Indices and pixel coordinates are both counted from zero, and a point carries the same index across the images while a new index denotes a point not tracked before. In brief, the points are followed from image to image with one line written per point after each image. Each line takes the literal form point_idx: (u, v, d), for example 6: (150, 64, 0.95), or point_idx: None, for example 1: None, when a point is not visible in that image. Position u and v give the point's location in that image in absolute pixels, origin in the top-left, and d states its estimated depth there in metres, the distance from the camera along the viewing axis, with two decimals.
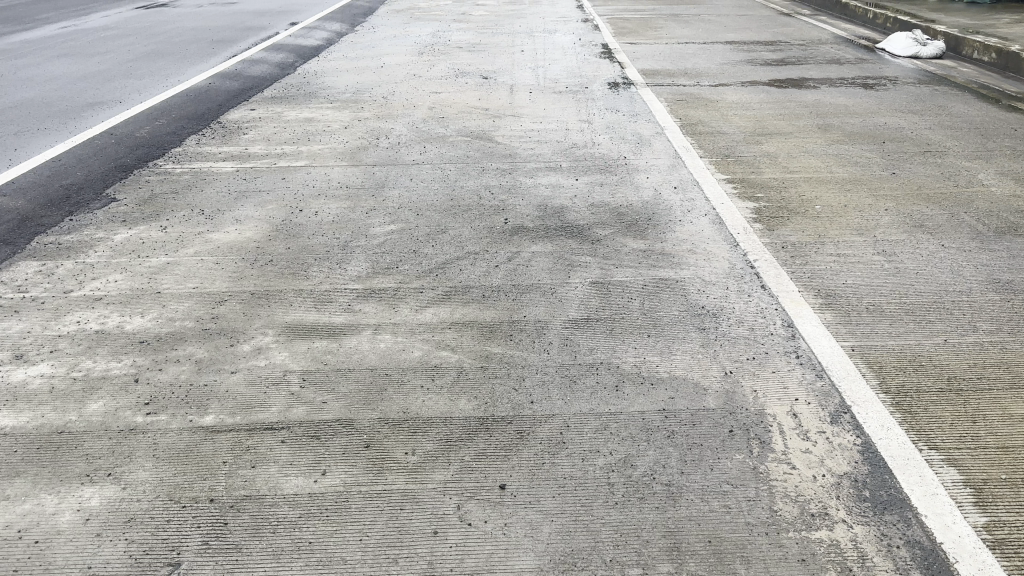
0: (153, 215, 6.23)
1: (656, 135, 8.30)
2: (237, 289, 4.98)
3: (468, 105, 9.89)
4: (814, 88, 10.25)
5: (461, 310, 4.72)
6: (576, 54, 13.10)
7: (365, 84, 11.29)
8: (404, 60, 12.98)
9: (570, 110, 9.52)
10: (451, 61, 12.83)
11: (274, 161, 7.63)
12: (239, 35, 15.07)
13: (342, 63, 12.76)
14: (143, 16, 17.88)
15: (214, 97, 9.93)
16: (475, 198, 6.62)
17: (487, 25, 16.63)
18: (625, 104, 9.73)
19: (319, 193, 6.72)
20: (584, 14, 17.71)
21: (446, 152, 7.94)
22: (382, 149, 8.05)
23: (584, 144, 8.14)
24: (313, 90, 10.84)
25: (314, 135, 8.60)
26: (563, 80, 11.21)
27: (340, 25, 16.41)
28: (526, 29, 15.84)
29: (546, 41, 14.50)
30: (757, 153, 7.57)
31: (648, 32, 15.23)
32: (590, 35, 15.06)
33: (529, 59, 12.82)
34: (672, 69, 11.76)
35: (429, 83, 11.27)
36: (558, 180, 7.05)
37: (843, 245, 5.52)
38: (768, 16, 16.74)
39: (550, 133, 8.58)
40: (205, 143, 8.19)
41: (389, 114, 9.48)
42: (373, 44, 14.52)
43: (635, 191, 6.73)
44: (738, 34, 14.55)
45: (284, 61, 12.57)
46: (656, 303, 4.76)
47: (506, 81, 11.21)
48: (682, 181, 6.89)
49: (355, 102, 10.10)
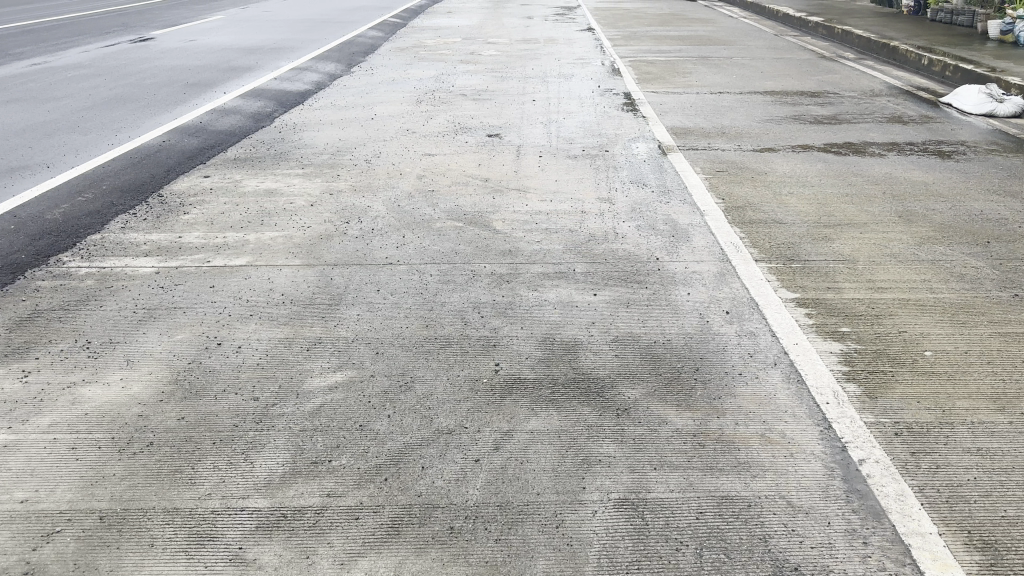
0: (19, 351, 4.67)
1: (695, 223, 6.63)
2: (82, 512, 3.35)
3: (465, 174, 8.29)
4: (880, 158, 8.59)
5: (413, 563, 3.01)
6: (596, 105, 11.48)
7: (349, 141, 9.72)
8: (399, 111, 11.44)
9: (588, 183, 7.90)
10: (452, 112, 11.26)
11: (208, 257, 6.04)
12: (218, 75, 13.60)
13: (329, 113, 11.23)
14: (122, 53, 16.48)
15: (162, 161, 8.40)
16: (459, 323, 4.98)
17: (498, 67, 15.10)
18: (653, 174, 8.09)
19: (251, 312, 5.10)
20: (602, 55, 16.13)
21: (429, 244, 6.32)
22: (350, 238, 6.43)
23: (604, 234, 6.50)
24: (286, 149, 9.28)
25: (269, 215, 7.01)
26: (580, 140, 9.58)
27: (335, 65, 14.93)
28: (540, 73, 14.30)
29: (563, 89, 12.92)
30: (829, 257, 5.90)
31: (676, 77, 13.62)
32: (610, 82, 13.49)
33: (541, 111, 11.23)
34: (706, 127, 10.12)
35: (423, 141, 9.69)
36: (572, 294, 5.39)
37: (984, 431, 3.81)
38: (808, 61, 15.13)
39: (562, 216, 6.94)
40: (131, 228, 6.64)
41: (367, 184, 7.89)
42: (367, 90, 12.97)
43: (674, 315, 5.05)
44: (777, 84, 12.92)
45: (261, 110, 11.05)
46: (719, 555, 3.04)
47: (512, 141, 9.61)
48: (736, 300, 5.20)
49: (330, 167, 8.52)
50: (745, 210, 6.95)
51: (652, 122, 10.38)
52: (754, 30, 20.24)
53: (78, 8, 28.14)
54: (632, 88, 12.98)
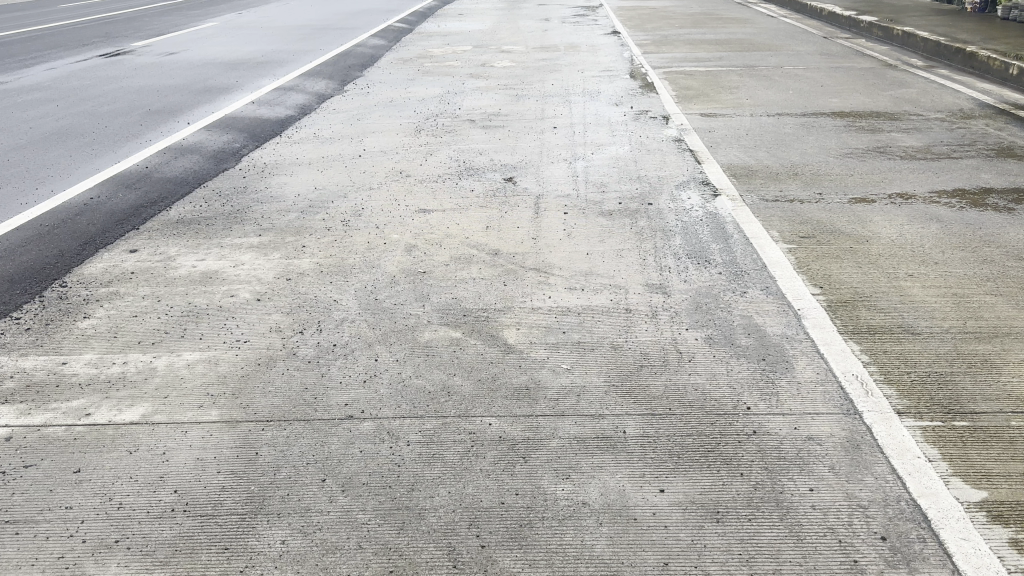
0: None
1: (790, 334, 4.72)
2: None
3: (469, 242, 6.40)
4: (1009, 215, 6.63)
5: None
6: (631, 134, 9.55)
7: (328, 189, 7.85)
8: (395, 145, 9.59)
9: (632, 257, 5.99)
10: (459, 147, 9.39)
11: (91, 406, 4.19)
12: (190, 99, 11.80)
13: (310, 149, 9.39)
14: (91, 71, 14.73)
15: (80, 230, 6.58)
16: (447, 558, 3.07)
17: (514, 83, 13.23)
18: (714, 240, 6.19)
19: (120, 539, 3.23)
20: (632, 66, 14.17)
21: (413, 371, 4.44)
22: (300, 361, 4.55)
23: (662, 353, 4.59)
24: (247, 204, 7.44)
25: (197, 319, 5.14)
26: (616, 187, 7.65)
27: (327, 83, 13.10)
28: (562, 90, 12.39)
29: (589, 111, 10.99)
30: (1006, 407, 3.97)
31: (720, 94, 11.66)
32: (644, 101, 11.58)
33: (565, 143, 9.31)
34: (770, 165, 8.17)
35: (419, 190, 7.81)
36: (625, 481, 3.48)
37: None
38: (871, 71, 13.13)
39: (601, 318, 5.04)
40: (3, 347, 4.81)
41: (339, 262, 6.02)
42: (359, 115, 11.11)
43: (795, 541, 3.13)
44: (842, 103, 10.93)
45: (227, 146, 9.22)
46: None
47: (530, 190, 7.71)
48: (889, 510, 3.29)
49: (296, 232, 6.66)
50: (857, 311, 5.02)
51: (703, 160, 8.44)
52: (797, 33, 18.19)
53: (68, 13, 26.52)
54: (671, 108, 11.01)
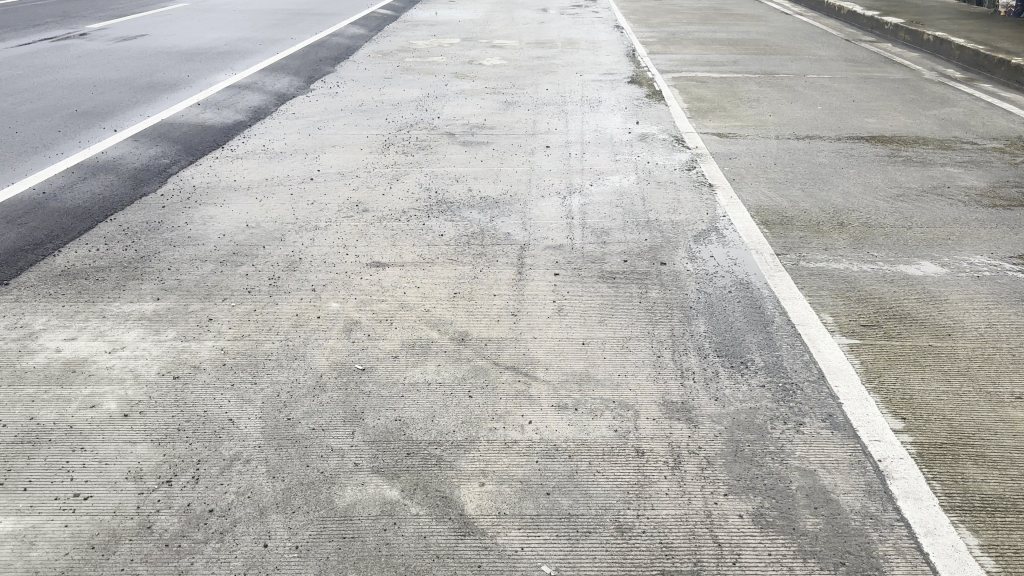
0: None
1: (873, 513, 3.26)
2: None
3: (430, 316, 4.93)
4: None
5: None
6: (636, 161, 8.08)
7: (263, 226, 6.36)
8: (358, 165, 8.09)
9: (641, 348, 4.52)
10: (433, 172, 7.91)
11: None
12: (128, 98, 10.24)
13: (254, 168, 7.88)
14: (30, 57, 13.14)
15: None
16: None
17: (505, 87, 11.72)
18: (749, 327, 4.74)
19: None
20: (636, 69, 12.69)
21: (319, 569, 2.97)
22: (153, 547, 3.09)
23: (690, 541, 3.12)
24: (156, 248, 5.94)
25: (32, 450, 3.68)
26: (619, 236, 6.18)
27: (291, 82, 11.55)
28: (557, 98, 10.90)
29: (589, 125, 9.50)
30: None
31: (737, 108, 10.21)
32: (651, 113, 10.09)
33: (558, 171, 7.83)
34: (808, 210, 6.71)
35: (377, 232, 6.33)
36: None
37: None
38: (906, 86, 11.67)
39: (599, 459, 3.57)
40: None
41: (251, 347, 4.54)
42: (322, 124, 9.60)
43: None
44: (879, 124, 9.47)
45: (154, 165, 7.71)
46: None
47: (513, 236, 6.24)
48: None
49: (207, 294, 5.18)
50: (961, 464, 3.59)
51: (726, 198, 6.98)
52: (817, 35, 16.69)
53: None
54: (682, 124, 9.54)
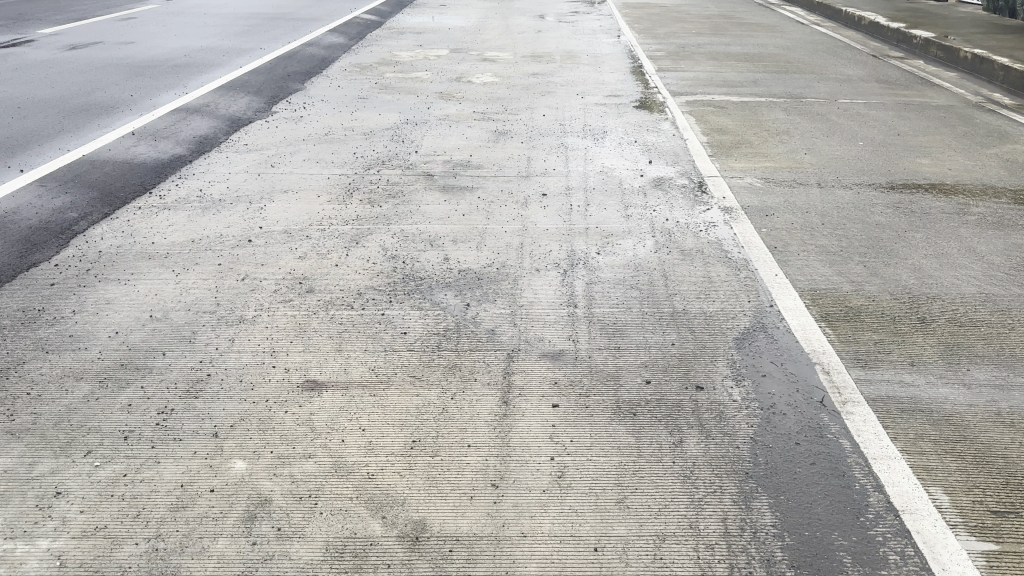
0: None
1: None
2: None
3: (373, 486, 3.45)
4: None
5: None
6: (652, 218, 6.64)
7: (172, 318, 4.91)
8: (311, 219, 6.62)
9: (680, 560, 3.06)
10: (402, 229, 6.45)
11: None
12: (53, 125, 8.74)
13: (182, 225, 6.40)
14: None
15: None
16: None
17: (495, 112, 10.27)
18: (833, 519, 3.28)
19: None
20: (644, 91, 11.26)
21: None
22: None
23: None
24: (22, 355, 4.47)
25: None
26: (636, 335, 4.74)
27: (249, 106, 10.09)
28: (555, 129, 9.47)
29: (592, 166, 8.05)
30: None
31: (765, 142, 8.79)
32: (664, 148, 8.66)
33: (556, 233, 6.39)
34: (873, 299, 5.29)
35: (320, 325, 4.87)
36: None
37: None
38: (954, 115, 10.24)
39: None
40: None
41: (102, 557, 3.08)
42: (276, 160, 8.13)
43: None
44: (935, 168, 8.04)
45: (57, 225, 6.25)
46: None
47: (498, 334, 4.78)
48: None
49: (66, 445, 3.73)
50: None
51: (767, 276, 5.54)
52: (839, 49, 15.28)
53: None
54: (702, 164, 8.10)
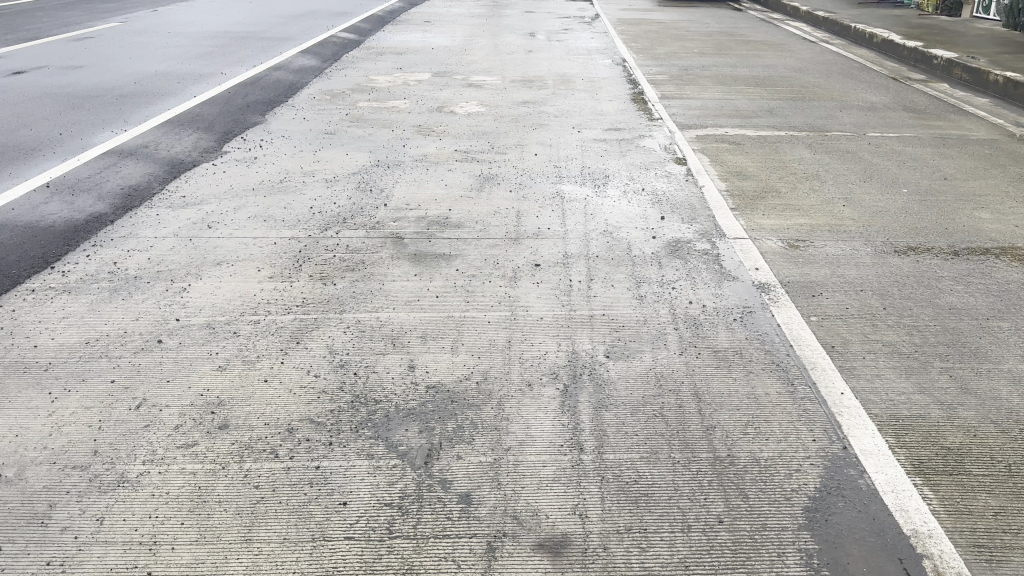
0: None
1: None
2: None
3: None
4: None
5: None
6: (671, 301, 5.35)
7: (27, 481, 3.61)
8: (245, 304, 5.31)
9: None
10: (357, 319, 5.11)
11: None
12: None
13: (80, 318, 5.10)
14: None
15: None
16: None
17: (479, 151, 8.97)
18: None
19: None
20: (648, 124, 10.01)
21: None
22: None
23: None
24: None
25: None
26: (663, 505, 3.43)
27: (196, 146, 8.78)
28: (549, 173, 8.17)
29: (593, 225, 6.76)
30: None
31: (793, 191, 7.52)
32: (677, 198, 7.38)
33: (551, 324, 5.08)
34: (974, 433, 3.98)
35: (227, 492, 3.54)
36: None
37: None
38: (1004, 153, 8.97)
39: None
40: None
41: None
42: (215, 219, 6.81)
43: None
44: (1000, 225, 6.77)
45: None
46: None
47: (474, 500, 3.46)
48: None
49: None
50: None
51: (827, 399, 4.25)
52: (855, 71, 14.07)
53: None
54: (723, 221, 6.81)
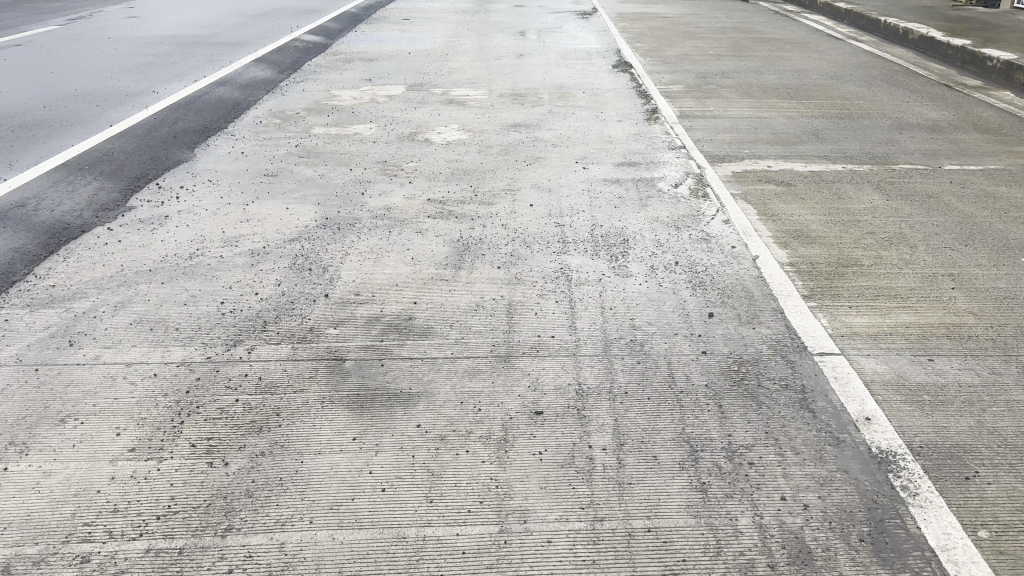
0: None
1: None
2: None
3: None
4: None
5: None
6: (752, 496, 3.42)
7: None
8: (81, 514, 3.37)
9: None
10: (251, 548, 3.16)
11: None
12: None
13: None
14: None
15: None
16: None
17: (460, 201, 7.04)
18: None
19: None
20: (670, 160, 8.11)
21: None
22: None
23: None
24: None
25: None
26: None
27: (92, 203, 6.80)
28: (550, 236, 6.24)
29: (616, 328, 4.81)
30: None
31: (879, 269, 5.63)
32: (725, 277, 5.46)
33: (565, 551, 3.14)
34: None
35: None
36: None
37: None
38: None
39: None
40: None
41: None
42: (82, 328, 4.85)
43: None
44: None
45: None
46: None
47: None
48: None
49: None
50: None
51: None
52: (897, 77, 12.20)
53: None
54: (799, 322, 4.88)
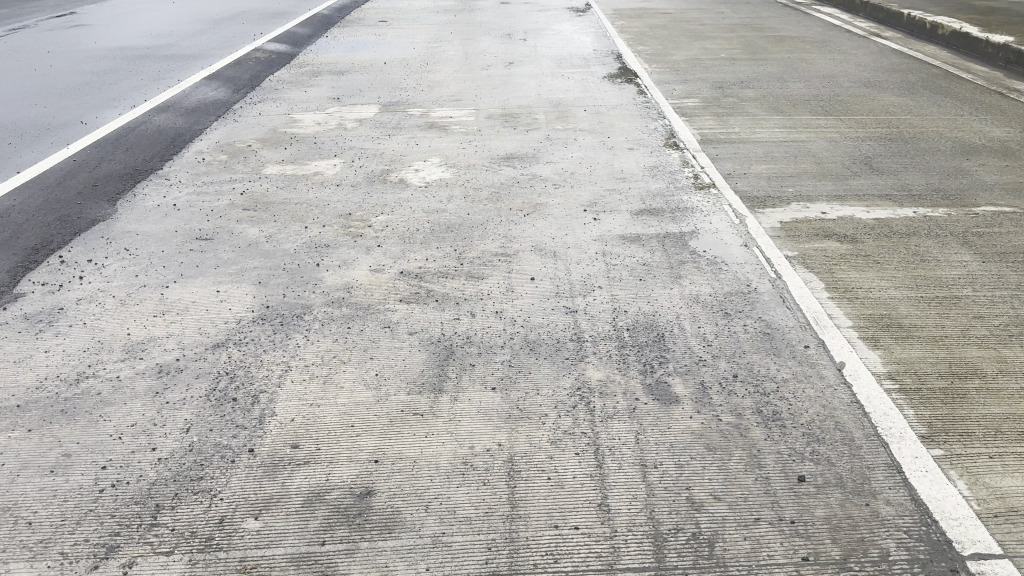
0: None
1: None
2: None
3: None
4: None
5: None
6: None
7: None
8: None
9: None
10: None
11: None
12: None
13: None
14: None
15: None
16: None
17: (441, 274, 5.55)
18: None
19: None
20: (699, 205, 6.63)
21: None
22: None
23: None
24: None
25: None
26: None
27: None
28: (559, 331, 4.76)
29: (662, 505, 3.34)
30: None
31: (1009, 381, 4.18)
32: (805, 402, 4.00)
33: None
34: None
35: None
36: None
37: None
38: None
39: None
40: None
41: None
42: None
43: None
44: None
45: None
46: None
47: None
48: None
49: None
50: None
51: None
52: (941, 83, 10.74)
53: None
54: (928, 490, 3.43)
